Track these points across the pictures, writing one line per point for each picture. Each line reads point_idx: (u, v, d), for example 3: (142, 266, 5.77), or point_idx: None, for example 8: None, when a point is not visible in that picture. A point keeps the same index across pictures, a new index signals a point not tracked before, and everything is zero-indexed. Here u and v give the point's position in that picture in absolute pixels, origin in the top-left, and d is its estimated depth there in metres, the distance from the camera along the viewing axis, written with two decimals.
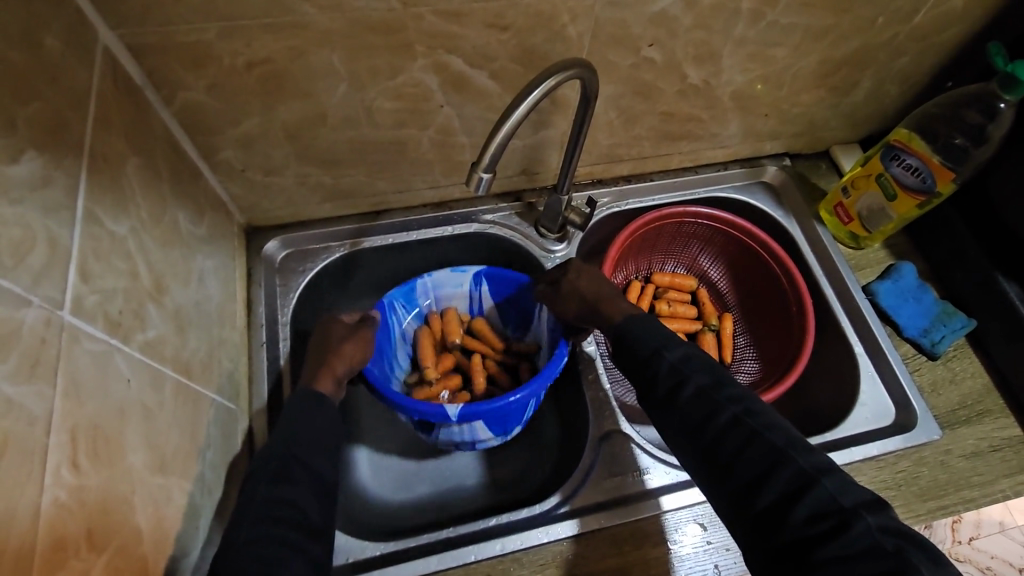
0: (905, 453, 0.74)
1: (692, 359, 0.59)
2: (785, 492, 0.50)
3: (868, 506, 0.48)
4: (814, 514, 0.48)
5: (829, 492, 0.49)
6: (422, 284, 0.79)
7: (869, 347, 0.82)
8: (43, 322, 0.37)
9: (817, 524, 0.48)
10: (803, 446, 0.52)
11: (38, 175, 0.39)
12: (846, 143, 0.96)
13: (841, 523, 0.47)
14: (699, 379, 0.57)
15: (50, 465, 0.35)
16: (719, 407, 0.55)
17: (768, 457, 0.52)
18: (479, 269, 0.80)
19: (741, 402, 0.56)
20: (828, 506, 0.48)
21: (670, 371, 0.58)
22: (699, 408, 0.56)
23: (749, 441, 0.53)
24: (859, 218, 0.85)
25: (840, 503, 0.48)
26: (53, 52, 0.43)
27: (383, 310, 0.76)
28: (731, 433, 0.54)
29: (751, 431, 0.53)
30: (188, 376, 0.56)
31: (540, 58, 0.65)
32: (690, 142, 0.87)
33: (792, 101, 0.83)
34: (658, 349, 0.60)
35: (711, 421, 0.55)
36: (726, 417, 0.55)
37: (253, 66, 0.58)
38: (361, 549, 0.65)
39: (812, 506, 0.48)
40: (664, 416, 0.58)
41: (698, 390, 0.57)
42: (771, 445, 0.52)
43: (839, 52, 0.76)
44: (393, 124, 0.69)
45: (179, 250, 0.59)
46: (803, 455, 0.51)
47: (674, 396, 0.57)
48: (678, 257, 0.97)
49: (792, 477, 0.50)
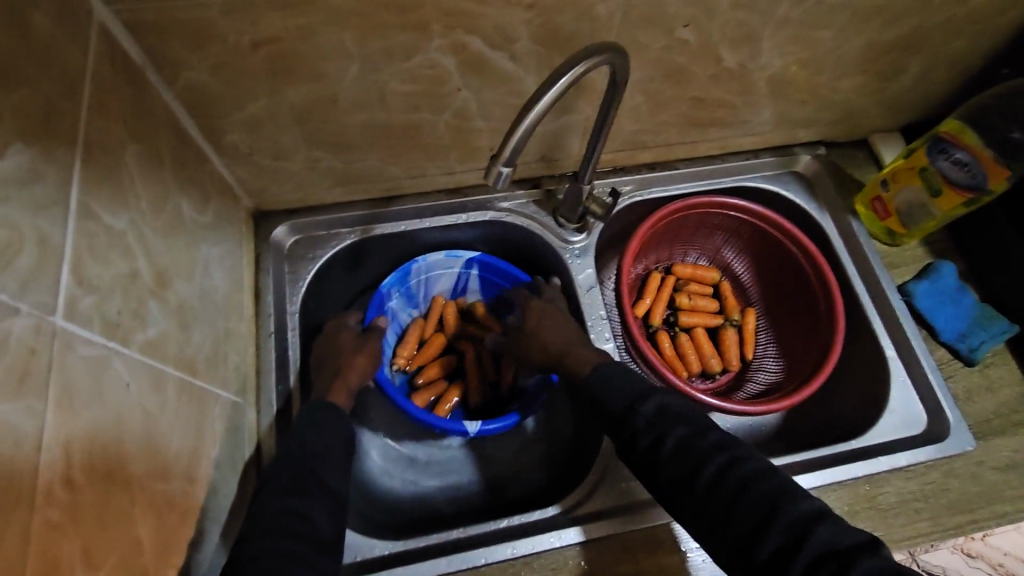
0: (935, 463, 0.71)
1: (666, 410, 0.61)
2: (783, 541, 0.51)
3: (860, 547, 0.50)
4: (815, 560, 0.50)
5: (823, 538, 0.51)
6: (417, 267, 0.79)
7: (901, 351, 0.78)
8: (33, 329, 0.34)
9: (821, 569, 0.49)
10: (791, 492, 0.54)
11: (25, 168, 0.36)
12: (887, 131, 0.90)
13: (841, 566, 0.49)
14: (678, 431, 0.59)
15: (42, 483, 0.33)
16: (705, 459, 0.57)
17: (761, 506, 0.53)
18: (473, 256, 0.80)
19: (724, 453, 0.57)
20: (827, 552, 0.50)
21: (648, 423, 0.60)
22: (683, 463, 0.57)
23: (740, 493, 0.54)
24: (898, 214, 0.80)
25: (835, 549, 0.50)
26: (43, 32, 0.39)
27: (380, 298, 0.78)
28: (721, 486, 0.55)
29: (740, 481, 0.55)
30: (193, 374, 0.54)
31: (566, 39, 0.60)
32: (721, 129, 0.82)
33: (833, 86, 0.78)
34: (632, 403, 0.61)
35: (698, 477, 0.56)
36: (713, 470, 0.56)
37: (260, 44, 0.54)
38: (370, 547, 0.64)
39: (811, 553, 0.50)
40: (650, 471, 0.59)
41: (679, 442, 0.58)
42: (762, 494, 0.54)
43: (888, 35, 0.70)
44: (408, 108, 0.65)
45: (183, 242, 0.56)
46: (793, 502, 0.53)
47: (658, 449, 0.58)
48: (701, 247, 0.93)
49: (786, 527, 0.52)
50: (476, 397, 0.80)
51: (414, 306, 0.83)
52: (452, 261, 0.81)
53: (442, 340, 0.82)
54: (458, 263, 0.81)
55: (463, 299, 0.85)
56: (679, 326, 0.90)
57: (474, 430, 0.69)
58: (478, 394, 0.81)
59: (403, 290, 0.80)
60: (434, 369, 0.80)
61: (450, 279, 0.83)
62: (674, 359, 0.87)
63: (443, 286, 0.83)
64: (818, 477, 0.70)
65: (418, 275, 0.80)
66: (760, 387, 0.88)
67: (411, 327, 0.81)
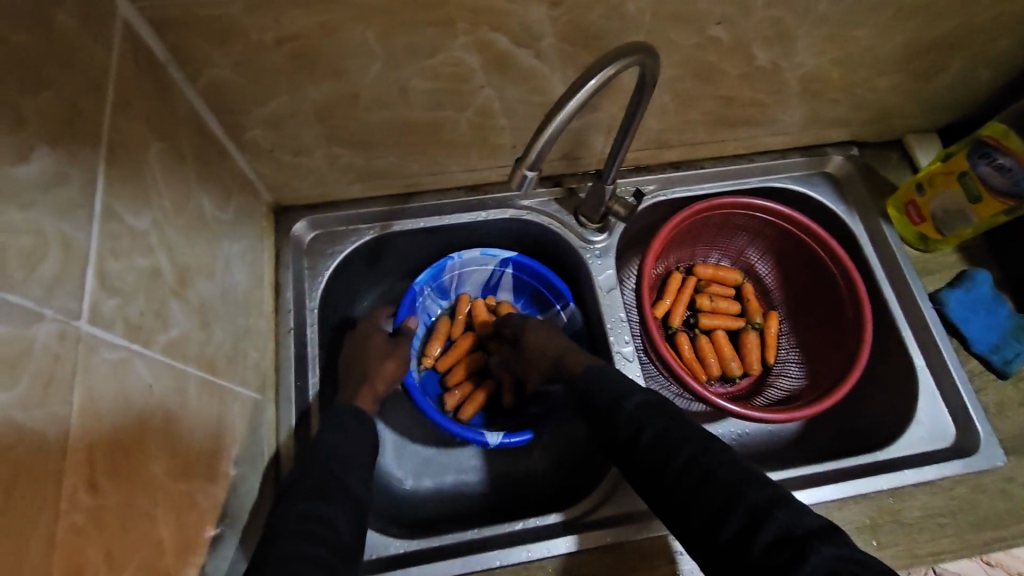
0: (964, 478, 0.69)
1: (648, 405, 0.60)
2: (744, 526, 0.49)
3: (820, 535, 0.47)
4: (771, 546, 0.47)
5: (780, 525, 0.48)
6: (451, 263, 0.80)
7: (931, 361, 0.76)
8: (58, 336, 0.34)
9: (777, 555, 0.47)
10: (757, 481, 0.52)
11: (51, 172, 0.36)
12: (923, 132, 0.87)
13: (796, 553, 0.46)
14: (656, 424, 0.58)
15: (65, 490, 0.33)
16: (676, 448, 0.56)
17: (724, 492, 0.52)
18: (509, 256, 0.80)
19: (696, 443, 0.56)
20: (784, 537, 0.47)
21: (629, 417, 0.59)
22: (654, 454, 0.56)
23: (704, 480, 0.53)
24: (933, 220, 0.78)
25: (792, 535, 0.47)
26: (67, 31, 0.39)
27: (412, 295, 0.79)
28: (687, 475, 0.54)
29: (708, 469, 0.53)
30: (213, 372, 0.54)
31: (593, 38, 0.58)
32: (749, 128, 0.80)
33: (869, 85, 0.75)
34: (616, 400, 0.61)
35: (668, 467, 0.55)
36: (682, 460, 0.55)
37: (283, 41, 0.53)
38: (386, 545, 0.64)
39: (770, 538, 0.48)
40: (628, 461, 0.59)
41: (656, 434, 0.57)
42: (727, 481, 0.52)
43: (931, 33, 0.67)
44: (429, 105, 0.64)
45: (204, 240, 0.56)
46: (756, 490, 0.51)
47: (636, 441, 0.58)
48: (724, 248, 0.91)
49: (744, 513, 0.50)
50: (509, 398, 0.79)
51: (445, 299, 0.84)
52: (487, 258, 0.81)
53: (471, 340, 0.82)
54: (493, 261, 0.81)
55: (493, 297, 0.86)
56: (700, 328, 0.88)
57: (494, 443, 0.69)
58: (512, 394, 0.79)
59: (434, 286, 0.81)
60: (461, 369, 0.80)
61: (483, 275, 0.83)
62: (694, 361, 0.85)
63: (473, 284, 0.84)
64: (839, 488, 0.68)
65: (452, 271, 0.81)
66: (781, 393, 0.86)
67: (439, 323, 0.82)
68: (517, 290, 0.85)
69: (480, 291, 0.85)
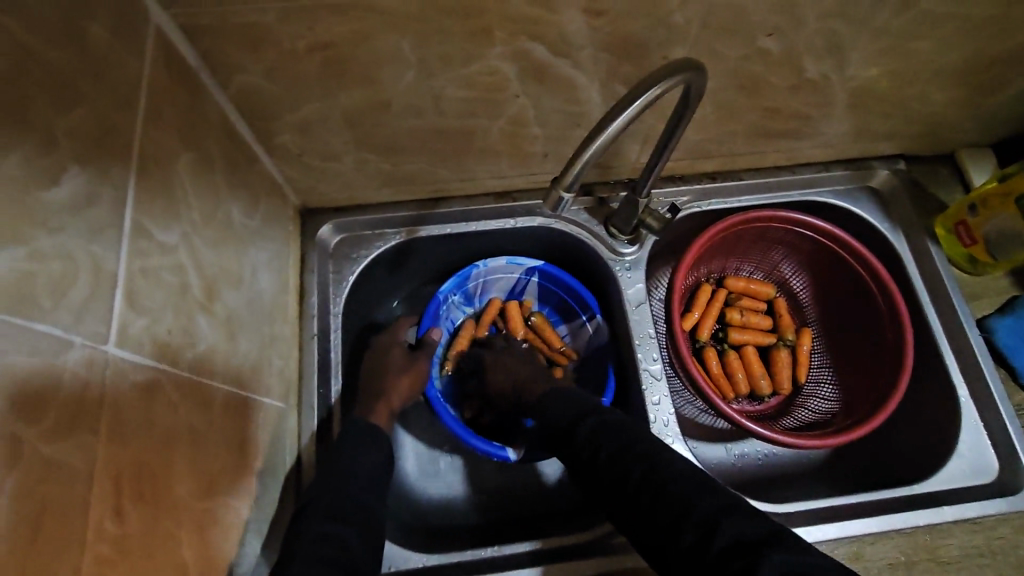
0: (1006, 517, 0.67)
1: (605, 423, 0.59)
2: (697, 538, 0.47)
3: (773, 541, 0.45)
4: (724, 554, 0.45)
5: (730, 533, 0.46)
6: (476, 272, 0.78)
7: (975, 392, 0.72)
8: (86, 363, 0.33)
9: (730, 563, 0.44)
10: (711, 492, 0.50)
11: (82, 194, 0.35)
12: (976, 147, 0.83)
13: (746, 562, 0.43)
14: (612, 442, 0.57)
15: (91, 520, 0.33)
16: (631, 465, 0.55)
17: (677, 506, 0.50)
18: (535, 265, 0.78)
19: (651, 457, 0.55)
20: (736, 546, 0.45)
21: (586, 438, 0.59)
22: (611, 472, 0.55)
23: (658, 495, 0.51)
24: (985, 242, 0.74)
25: (743, 543, 0.45)
26: (100, 44, 0.38)
27: (437, 302, 0.78)
28: (642, 490, 0.53)
29: (661, 483, 0.52)
30: (239, 384, 0.54)
31: (636, 48, 0.56)
32: (792, 140, 0.76)
33: (923, 99, 0.71)
34: (575, 420, 0.61)
35: (625, 483, 0.54)
36: (637, 476, 0.54)
37: (315, 49, 0.51)
38: (405, 559, 0.63)
39: (721, 547, 0.45)
40: (590, 483, 0.58)
41: (613, 452, 0.56)
42: (680, 493, 0.50)
43: (996, 47, 0.63)
44: (462, 114, 0.62)
45: (231, 249, 0.55)
46: (709, 501, 0.49)
47: (594, 461, 0.57)
48: (758, 262, 0.88)
49: (696, 524, 0.48)
50: None
51: (471, 304, 0.82)
52: (513, 267, 0.80)
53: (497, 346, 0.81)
54: (519, 269, 0.80)
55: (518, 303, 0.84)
56: (729, 342, 0.85)
57: (515, 457, 0.69)
58: None
59: (459, 292, 0.80)
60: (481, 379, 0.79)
61: (510, 282, 0.82)
62: (722, 378, 0.83)
63: (499, 290, 0.83)
64: (871, 522, 0.66)
65: (477, 279, 0.80)
66: (811, 416, 0.83)
67: (465, 328, 0.80)
68: (543, 298, 0.84)
69: (504, 297, 0.83)
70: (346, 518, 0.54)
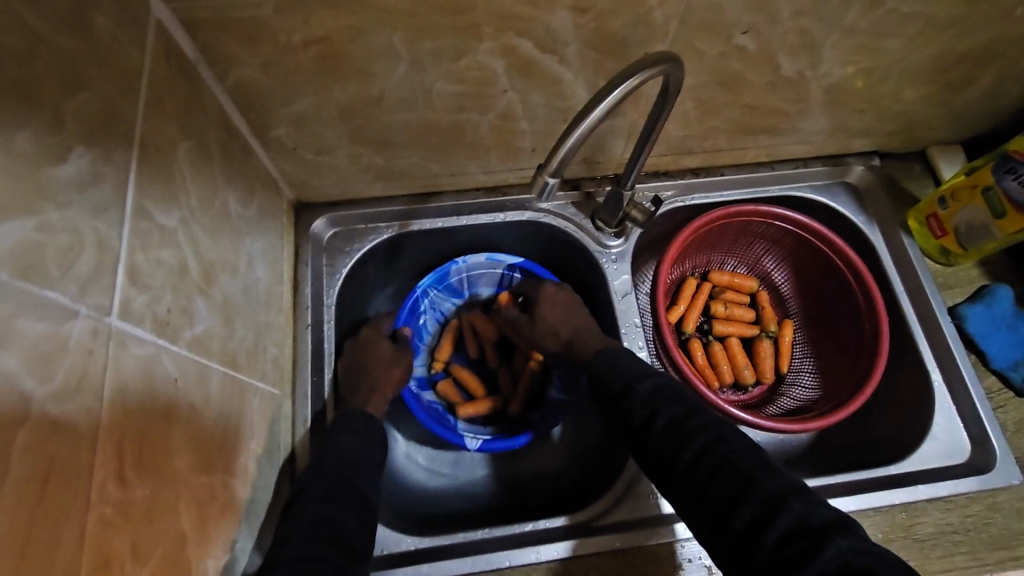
0: (978, 496, 0.69)
1: (662, 390, 0.61)
2: (756, 515, 0.49)
3: (836, 527, 0.47)
4: (785, 536, 0.47)
5: (794, 515, 0.48)
6: (457, 267, 0.81)
7: (948, 378, 0.75)
8: (90, 332, 0.35)
9: (791, 545, 0.47)
10: (771, 471, 0.52)
11: (87, 172, 0.37)
12: (947, 144, 0.86)
13: (809, 545, 0.46)
14: (670, 411, 0.59)
15: (95, 484, 0.34)
16: (690, 436, 0.57)
17: (738, 482, 0.52)
18: (515, 261, 0.80)
19: (711, 432, 0.57)
20: (798, 528, 0.47)
21: (642, 402, 0.60)
22: (667, 440, 0.57)
23: (718, 469, 0.53)
24: (955, 233, 0.77)
25: (806, 526, 0.47)
26: (104, 34, 0.40)
27: (416, 295, 0.80)
28: (700, 463, 0.55)
29: (721, 458, 0.54)
30: (235, 367, 0.55)
31: (618, 45, 0.59)
32: (772, 136, 0.79)
33: (895, 96, 0.74)
34: (630, 383, 0.62)
35: (681, 454, 0.56)
36: (696, 447, 0.56)
37: (310, 44, 0.53)
38: (397, 542, 0.65)
39: (783, 528, 0.48)
40: (640, 445, 0.60)
41: (670, 422, 0.58)
42: (741, 471, 0.53)
43: (962, 45, 0.66)
44: (452, 108, 0.64)
45: (228, 237, 0.57)
46: (771, 479, 0.51)
47: (648, 426, 0.59)
48: (741, 256, 0.91)
49: (758, 502, 0.50)
50: (515, 407, 0.80)
51: (459, 297, 0.85)
52: (494, 263, 0.82)
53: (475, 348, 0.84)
54: (500, 265, 0.82)
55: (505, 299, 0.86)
56: (713, 334, 0.88)
57: (472, 447, 0.71)
58: (517, 404, 0.80)
59: (442, 287, 0.82)
60: (462, 380, 0.82)
61: (494, 278, 0.84)
62: (707, 368, 0.85)
63: (485, 285, 0.84)
64: (847, 500, 0.68)
65: (459, 274, 0.82)
66: (794, 403, 0.86)
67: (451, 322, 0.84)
68: None
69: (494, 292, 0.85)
70: (340, 500, 0.55)
